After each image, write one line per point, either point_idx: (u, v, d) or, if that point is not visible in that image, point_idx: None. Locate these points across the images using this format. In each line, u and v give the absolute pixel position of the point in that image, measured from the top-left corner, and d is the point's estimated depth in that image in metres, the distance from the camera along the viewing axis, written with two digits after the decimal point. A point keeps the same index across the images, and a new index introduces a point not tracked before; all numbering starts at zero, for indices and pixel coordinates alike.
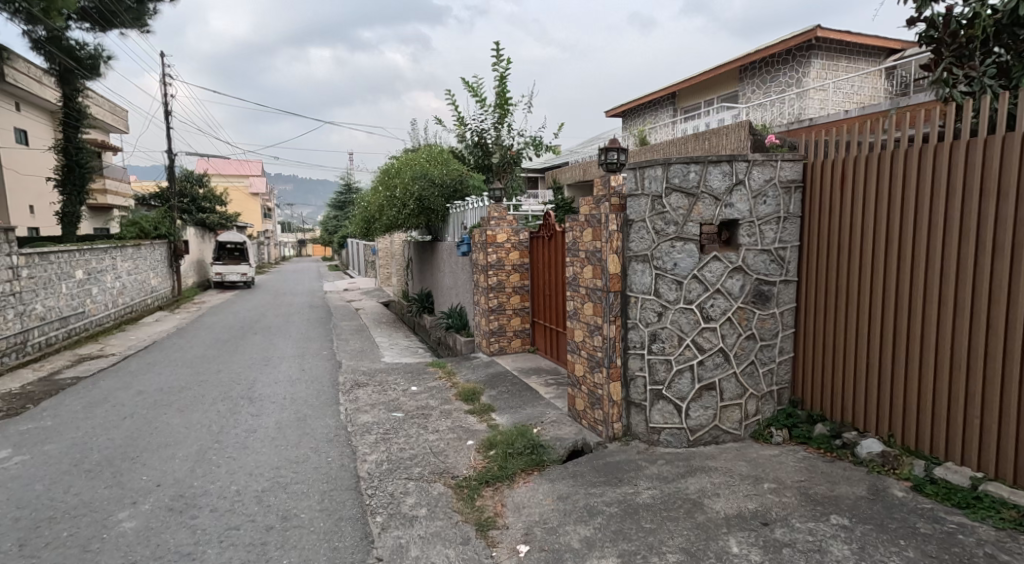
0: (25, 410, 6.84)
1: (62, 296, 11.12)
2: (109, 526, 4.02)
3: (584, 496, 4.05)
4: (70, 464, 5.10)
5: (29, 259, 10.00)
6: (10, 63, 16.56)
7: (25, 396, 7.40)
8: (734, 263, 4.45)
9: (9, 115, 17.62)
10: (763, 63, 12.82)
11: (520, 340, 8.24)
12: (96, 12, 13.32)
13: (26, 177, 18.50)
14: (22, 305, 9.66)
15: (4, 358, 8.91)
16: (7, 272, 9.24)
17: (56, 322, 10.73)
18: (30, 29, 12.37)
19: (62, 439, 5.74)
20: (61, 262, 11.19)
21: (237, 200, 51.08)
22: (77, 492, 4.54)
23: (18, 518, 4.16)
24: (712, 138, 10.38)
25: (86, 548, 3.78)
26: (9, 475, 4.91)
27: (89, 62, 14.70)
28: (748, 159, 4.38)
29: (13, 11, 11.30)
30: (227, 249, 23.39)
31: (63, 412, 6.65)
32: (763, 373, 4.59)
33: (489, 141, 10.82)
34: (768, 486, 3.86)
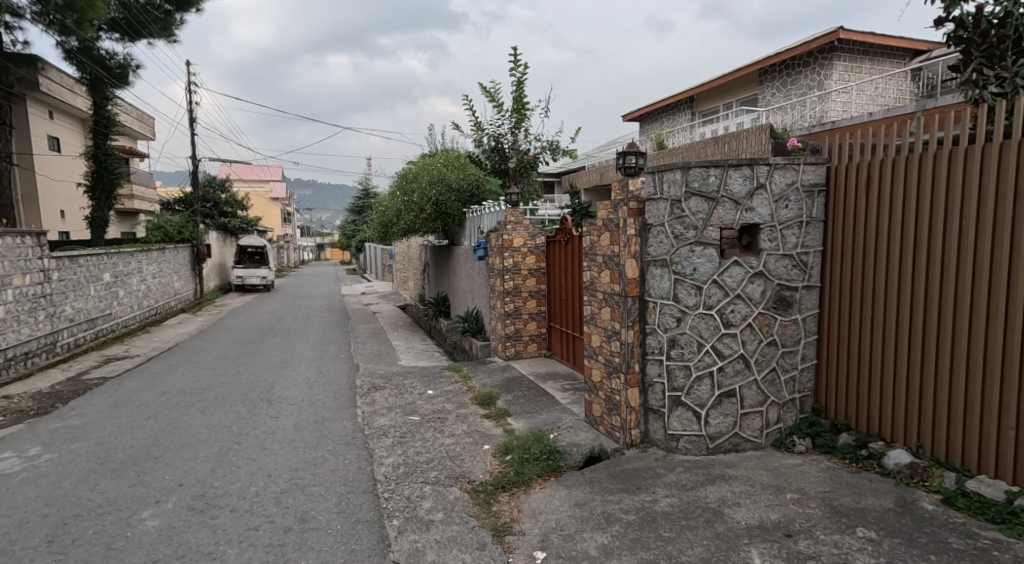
0: (54, 408, 6.96)
1: (91, 298, 11.34)
2: (133, 524, 4.06)
3: (601, 502, 4.01)
4: (97, 462, 5.17)
5: (59, 261, 10.22)
6: (44, 73, 16.96)
7: (54, 396, 7.54)
8: (755, 268, 4.38)
9: (42, 122, 18.07)
10: (784, 66, 12.66)
11: (536, 345, 8.22)
12: (125, 23, 13.55)
13: (58, 182, 18.91)
14: (53, 307, 9.86)
15: (34, 358, 9.09)
16: (38, 274, 9.44)
17: (84, 323, 10.93)
18: (63, 39, 12.62)
19: (88, 438, 5.82)
20: (90, 266, 11.41)
21: (257, 205, 51.75)
22: (102, 490, 4.59)
23: (46, 515, 4.22)
24: (733, 142, 10.28)
25: (110, 546, 3.81)
26: (37, 473, 4.99)
27: (118, 71, 14.95)
28: (770, 162, 4.31)
29: (48, 22, 11.74)
30: (248, 253, 23.74)
31: (90, 411, 6.75)
32: (785, 380, 4.50)
33: (506, 145, 10.82)
34: (791, 496, 3.78)
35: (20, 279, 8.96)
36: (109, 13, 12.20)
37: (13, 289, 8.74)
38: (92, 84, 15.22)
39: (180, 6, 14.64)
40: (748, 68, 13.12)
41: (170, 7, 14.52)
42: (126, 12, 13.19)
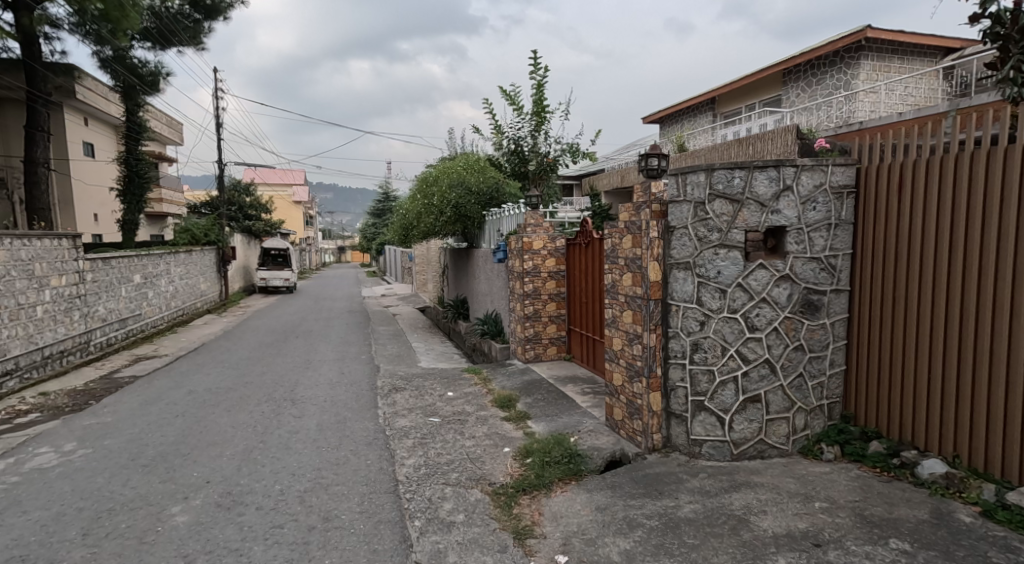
0: (87, 405, 7.11)
1: (122, 299, 11.58)
2: (163, 519, 4.12)
3: (623, 507, 3.96)
4: (128, 458, 5.26)
5: (93, 263, 10.46)
6: (80, 82, 17.42)
7: (87, 393, 7.70)
8: (782, 272, 4.31)
9: (77, 128, 18.52)
10: (809, 66, 12.45)
11: (556, 348, 8.17)
12: (156, 32, 13.92)
13: (92, 186, 19.35)
14: (87, 307, 10.09)
15: (69, 356, 9.30)
16: (74, 275, 9.68)
17: (116, 323, 11.16)
18: (99, 49, 12.98)
19: (120, 434, 5.93)
20: (121, 268, 11.65)
21: (281, 208, 52.49)
22: (134, 486, 4.66)
23: (81, 509, 4.30)
24: (757, 143, 10.13)
25: (142, 540, 3.87)
26: (73, 468, 5.09)
27: (150, 78, 15.24)
28: (797, 164, 4.24)
29: (84, 32, 12.13)
30: (271, 255, 24.07)
31: (121, 409, 6.88)
32: (812, 386, 4.41)
33: (525, 149, 10.59)
34: (819, 505, 3.70)
35: (57, 279, 9.19)
36: (142, 22, 12.53)
37: (50, 290, 8.96)
38: (126, 91, 15.61)
39: (209, 15, 14.92)
40: (772, 68, 12.93)
41: (199, 16, 14.77)
42: (158, 21, 13.52)
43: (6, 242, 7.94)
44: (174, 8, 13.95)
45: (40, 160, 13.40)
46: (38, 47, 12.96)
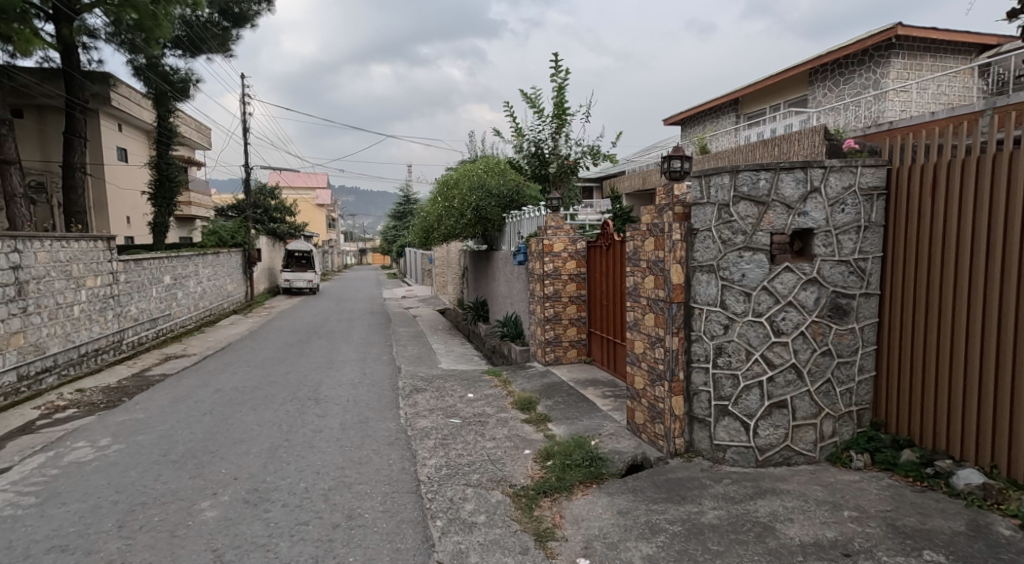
0: (120, 402, 7.26)
1: (153, 299, 11.81)
2: (193, 514, 4.18)
3: (645, 512, 3.91)
4: (159, 454, 5.36)
5: (126, 264, 10.68)
6: (114, 89, 17.84)
7: (120, 390, 7.86)
8: (809, 275, 4.23)
9: (112, 134, 18.97)
10: (836, 65, 12.23)
11: (576, 350, 8.13)
12: (187, 40, 14.20)
13: (125, 190, 19.77)
14: (120, 307, 10.30)
15: (104, 355, 9.52)
16: (108, 276, 9.90)
17: (147, 323, 11.38)
18: (132, 57, 13.30)
19: (152, 430, 6.04)
20: (153, 269, 11.88)
21: (304, 211, 53.14)
22: (165, 481, 4.74)
23: (116, 501, 4.39)
24: (784, 144, 9.98)
25: (173, 533, 3.93)
26: (108, 462, 5.20)
27: (180, 85, 15.52)
28: (825, 165, 4.16)
29: (120, 41, 12.48)
30: (295, 257, 24.38)
31: (152, 406, 7.01)
32: (841, 392, 4.31)
33: (546, 151, 10.60)
34: (848, 514, 3.61)
35: (93, 280, 9.41)
36: (174, 31, 12.83)
37: (86, 290, 9.17)
38: (157, 98, 15.96)
39: (237, 23, 15.21)
40: (798, 68, 12.73)
41: (228, 24, 15.08)
42: (190, 30, 13.80)
43: (45, 243, 8.15)
44: (204, 17, 14.21)
45: (77, 165, 13.76)
46: (77, 56, 13.32)
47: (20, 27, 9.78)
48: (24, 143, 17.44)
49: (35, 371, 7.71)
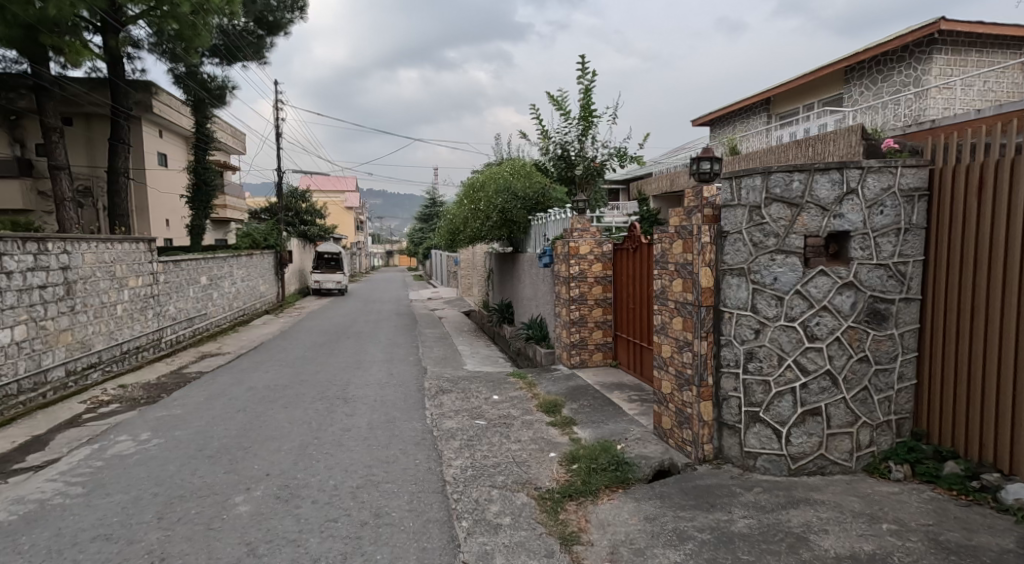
0: (159, 398, 7.42)
1: (190, 299, 12.08)
2: (227, 508, 4.24)
3: (673, 518, 3.84)
4: (195, 449, 5.45)
5: (165, 265, 10.94)
6: (156, 96, 18.31)
7: (159, 387, 8.05)
8: (845, 279, 4.10)
9: (153, 140, 19.46)
10: (874, 62, 11.90)
11: (601, 354, 8.06)
12: (224, 48, 14.46)
13: (165, 194, 20.27)
14: (159, 306, 10.55)
15: (144, 352, 9.75)
16: (148, 277, 10.15)
17: (184, 322, 11.64)
18: (173, 66, 13.62)
19: (189, 426, 6.16)
20: (190, 269, 12.15)
21: (333, 214, 53.87)
22: (201, 475, 4.82)
23: (155, 494, 4.48)
24: (819, 144, 9.75)
25: (208, 526, 3.98)
26: (147, 455, 5.32)
27: (218, 92, 15.87)
28: (862, 165, 4.04)
29: (161, 51, 12.76)
30: (324, 259, 24.72)
31: (189, 402, 7.15)
32: (879, 400, 4.17)
33: (571, 154, 10.54)
34: (887, 527, 3.49)
35: (135, 280, 9.65)
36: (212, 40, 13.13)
37: (128, 290, 9.41)
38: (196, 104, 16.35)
39: (271, 31, 15.51)
40: (833, 66, 12.42)
41: (263, 32, 15.39)
42: (226, 38, 14.00)
43: (91, 244, 8.39)
44: (240, 25, 14.50)
45: (121, 170, 14.19)
46: (122, 66, 13.62)
47: (71, 40, 10.26)
48: (72, 148, 18.03)
49: (81, 366, 7.94)
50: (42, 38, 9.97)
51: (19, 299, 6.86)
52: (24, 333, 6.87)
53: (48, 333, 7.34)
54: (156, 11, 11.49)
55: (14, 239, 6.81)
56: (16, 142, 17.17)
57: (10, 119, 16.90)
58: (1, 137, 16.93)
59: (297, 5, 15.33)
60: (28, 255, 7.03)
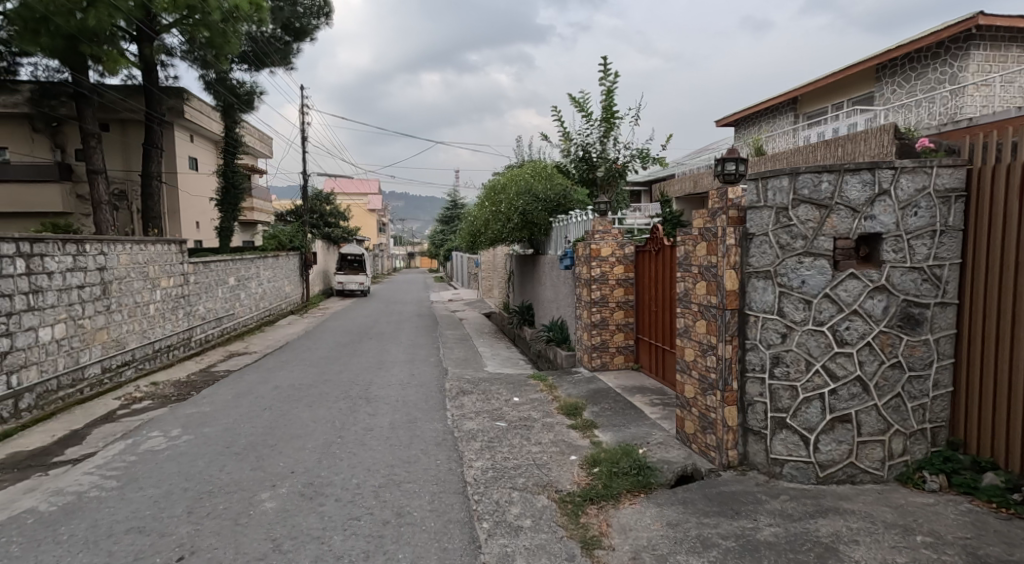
0: (189, 396, 7.54)
1: (218, 300, 12.28)
2: (254, 504, 4.27)
3: (696, 525, 3.76)
4: (223, 446, 5.51)
5: (196, 266, 11.13)
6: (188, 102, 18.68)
7: (189, 384, 8.18)
8: (877, 282, 3.99)
9: (185, 145, 19.78)
10: (906, 60, 11.61)
11: (623, 356, 7.98)
12: (252, 55, 14.66)
13: (196, 198, 20.66)
14: (189, 306, 10.72)
15: (175, 351, 9.92)
16: (179, 277, 10.33)
17: (213, 322, 11.82)
18: (204, 73, 13.86)
19: (217, 423, 6.24)
20: (219, 270, 12.35)
21: (356, 216, 54.35)
22: (228, 471, 4.87)
23: (185, 489, 4.54)
24: (849, 144, 9.55)
25: (236, 521, 4.02)
26: (178, 451, 5.40)
27: (246, 97, 16.12)
28: (896, 165, 3.93)
29: (193, 58, 13.01)
30: (347, 260, 24.94)
31: (217, 400, 7.25)
32: (913, 408, 4.04)
33: (593, 155, 10.27)
34: (922, 539, 3.38)
35: (166, 280, 9.83)
36: (242, 46, 13.33)
37: (161, 290, 9.59)
38: (225, 110, 16.62)
39: (298, 37, 15.71)
40: (864, 64, 12.15)
41: (289, 38, 15.60)
42: (255, 45, 14.19)
43: (126, 245, 8.55)
44: (269, 32, 14.73)
45: (154, 174, 14.49)
46: (155, 73, 13.95)
47: (110, 49, 10.53)
48: (108, 152, 18.47)
49: (116, 364, 8.10)
50: (82, 48, 10.25)
51: (59, 299, 7.02)
52: (63, 331, 7.04)
53: (85, 332, 7.50)
54: (188, 20, 11.67)
55: (55, 241, 6.98)
56: (56, 148, 17.62)
57: (53, 125, 17.30)
58: (43, 143, 17.40)
59: (323, 11, 15.61)
60: (67, 256, 7.20)
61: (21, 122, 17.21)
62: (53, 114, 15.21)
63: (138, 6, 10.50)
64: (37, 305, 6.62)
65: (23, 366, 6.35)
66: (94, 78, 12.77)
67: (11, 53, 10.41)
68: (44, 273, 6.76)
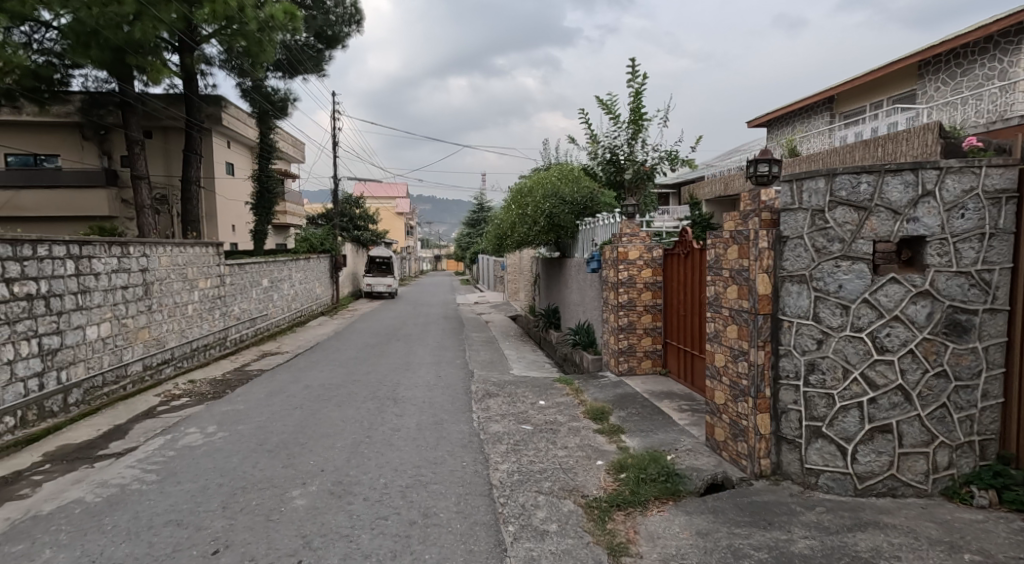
0: (224, 393, 7.67)
1: (253, 300, 12.49)
2: (285, 501, 4.29)
3: (727, 535, 3.65)
4: (256, 443, 5.57)
5: (231, 267, 11.34)
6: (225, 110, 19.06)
7: (224, 382, 8.32)
8: (920, 287, 3.82)
9: (222, 151, 20.15)
10: (952, 55, 11.19)
11: (650, 361, 7.85)
12: (286, 62, 14.90)
13: (232, 202, 21.11)
14: (225, 307, 10.91)
15: (211, 350, 10.11)
16: (216, 279, 10.52)
17: (247, 322, 12.02)
18: (240, 80, 14.14)
19: (251, 421, 6.31)
20: (253, 272, 12.56)
21: (384, 218, 54.88)
22: (261, 468, 4.91)
23: (220, 484, 4.58)
24: (891, 143, 9.26)
25: (268, 517, 4.03)
26: (213, 447, 5.47)
27: (281, 104, 16.31)
28: (941, 166, 3.76)
29: (231, 67, 13.28)
30: (376, 263, 25.18)
31: (251, 398, 7.35)
32: (959, 419, 3.86)
33: (621, 157, 10.29)
34: (969, 557, 3.22)
35: (204, 281, 10.03)
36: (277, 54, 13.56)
37: (198, 290, 9.78)
38: (261, 116, 16.87)
39: (330, 45, 15.89)
40: (906, 60, 11.78)
41: (322, 46, 15.80)
42: (289, 53, 14.41)
43: (167, 248, 8.74)
44: (302, 40, 15.00)
45: (194, 179, 14.88)
46: (196, 82, 14.25)
47: (154, 59, 10.60)
48: (150, 158, 18.99)
49: (156, 361, 8.28)
50: (128, 59, 10.39)
51: (105, 299, 7.20)
52: (108, 330, 7.21)
53: (129, 330, 7.68)
54: (226, 30, 11.87)
55: (101, 243, 7.16)
56: (104, 155, 18.11)
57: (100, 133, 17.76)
58: (91, 150, 18.01)
59: (354, 18, 15.84)
60: (112, 258, 7.38)
61: (72, 129, 17.81)
62: (100, 122, 15.70)
63: (180, 16, 10.66)
64: (85, 304, 6.80)
65: (71, 362, 6.52)
66: (140, 88, 13.17)
67: (64, 66, 10.73)
68: (92, 274, 6.94)
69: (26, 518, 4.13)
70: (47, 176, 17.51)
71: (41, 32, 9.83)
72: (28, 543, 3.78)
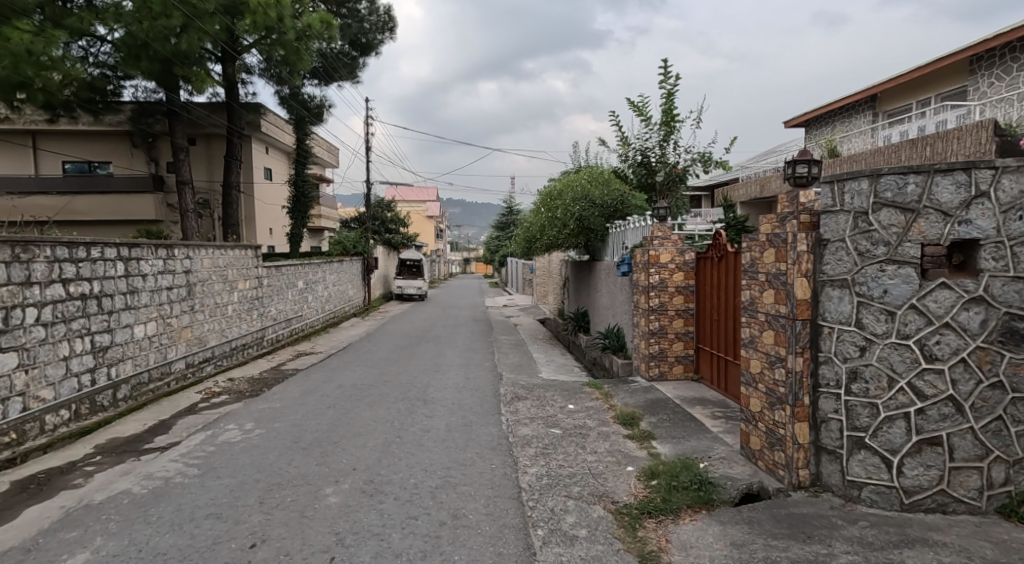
0: (261, 391, 7.78)
1: (289, 302, 12.69)
2: (318, 498, 4.29)
3: (763, 547, 3.52)
4: (291, 440, 5.62)
5: (268, 269, 11.53)
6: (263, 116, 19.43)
7: (261, 381, 8.44)
8: (972, 293, 3.63)
9: (260, 156, 20.57)
10: (1005, 50, 10.72)
11: (682, 366, 7.69)
12: (322, 70, 15.15)
13: (269, 206, 21.52)
14: (263, 307, 11.09)
15: (249, 349, 10.29)
16: (254, 280, 10.71)
17: (283, 323, 12.21)
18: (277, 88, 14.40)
19: (286, 419, 6.38)
20: (289, 274, 12.77)
21: (414, 222, 55.35)
22: (296, 465, 4.94)
23: (256, 480, 4.62)
24: (940, 143, 8.90)
25: (301, 514, 4.04)
26: (250, 444, 5.54)
27: (315, 111, 16.48)
28: (996, 165, 3.57)
29: (270, 75, 13.52)
30: (406, 265, 25.38)
31: (285, 397, 7.43)
32: (1017, 433, 3.66)
33: (652, 159, 10.10)
34: None
35: (243, 283, 10.22)
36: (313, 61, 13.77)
37: (238, 292, 9.96)
38: (297, 122, 17.14)
39: (364, 52, 16.09)
40: (957, 55, 11.34)
41: (356, 53, 16.00)
42: (324, 61, 14.59)
43: (209, 250, 8.93)
44: (337, 48, 15.22)
45: (234, 185, 15.22)
46: (237, 90, 14.55)
47: (198, 69, 11.03)
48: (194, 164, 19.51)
49: (197, 360, 8.45)
50: (176, 70, 10.72)
51: (151, 298, 7.37)
52: (154, 329, 7.38)
53: (173, 330, 7.85)
54: (266, 40, 12.18)
55: (148, 245, 7.34)
56: (151, 161, 18.58)
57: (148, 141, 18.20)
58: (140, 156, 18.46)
59: (388, 26, 16.03)
60: (159, 260, 7.56)
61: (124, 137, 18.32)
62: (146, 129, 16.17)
63: (223, 27, 10.91)
64: (133, 304, 6.96)
65: (120, 359, 6.69)
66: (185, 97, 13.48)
67: (116, 77, 10.86)
68: (140, 275, 7.11)
69: (79, 506, 4.23)
70: (99, 181, 18.14)
71: (96, 45, 10.02)
72: (80, 530, 3.86)
